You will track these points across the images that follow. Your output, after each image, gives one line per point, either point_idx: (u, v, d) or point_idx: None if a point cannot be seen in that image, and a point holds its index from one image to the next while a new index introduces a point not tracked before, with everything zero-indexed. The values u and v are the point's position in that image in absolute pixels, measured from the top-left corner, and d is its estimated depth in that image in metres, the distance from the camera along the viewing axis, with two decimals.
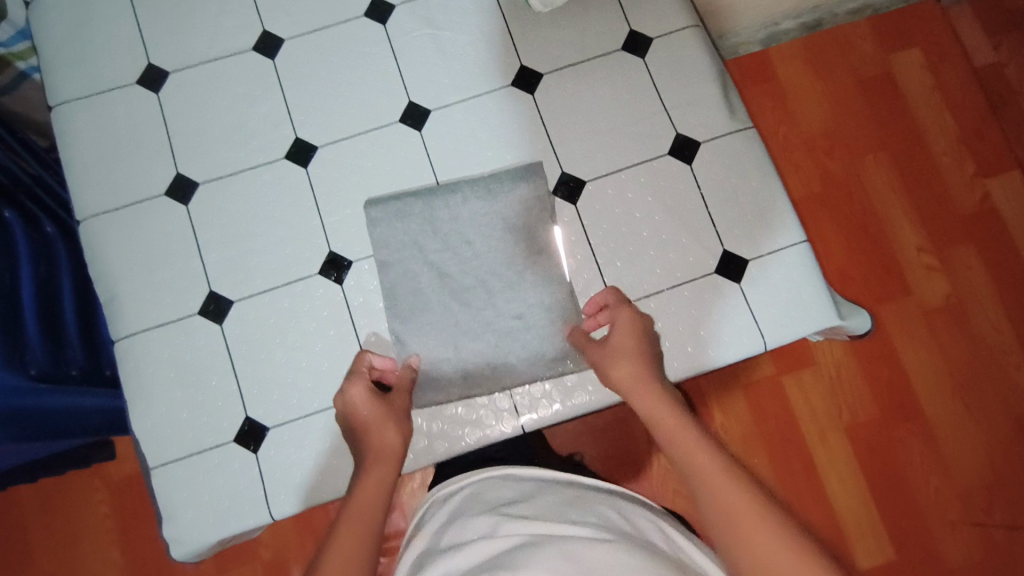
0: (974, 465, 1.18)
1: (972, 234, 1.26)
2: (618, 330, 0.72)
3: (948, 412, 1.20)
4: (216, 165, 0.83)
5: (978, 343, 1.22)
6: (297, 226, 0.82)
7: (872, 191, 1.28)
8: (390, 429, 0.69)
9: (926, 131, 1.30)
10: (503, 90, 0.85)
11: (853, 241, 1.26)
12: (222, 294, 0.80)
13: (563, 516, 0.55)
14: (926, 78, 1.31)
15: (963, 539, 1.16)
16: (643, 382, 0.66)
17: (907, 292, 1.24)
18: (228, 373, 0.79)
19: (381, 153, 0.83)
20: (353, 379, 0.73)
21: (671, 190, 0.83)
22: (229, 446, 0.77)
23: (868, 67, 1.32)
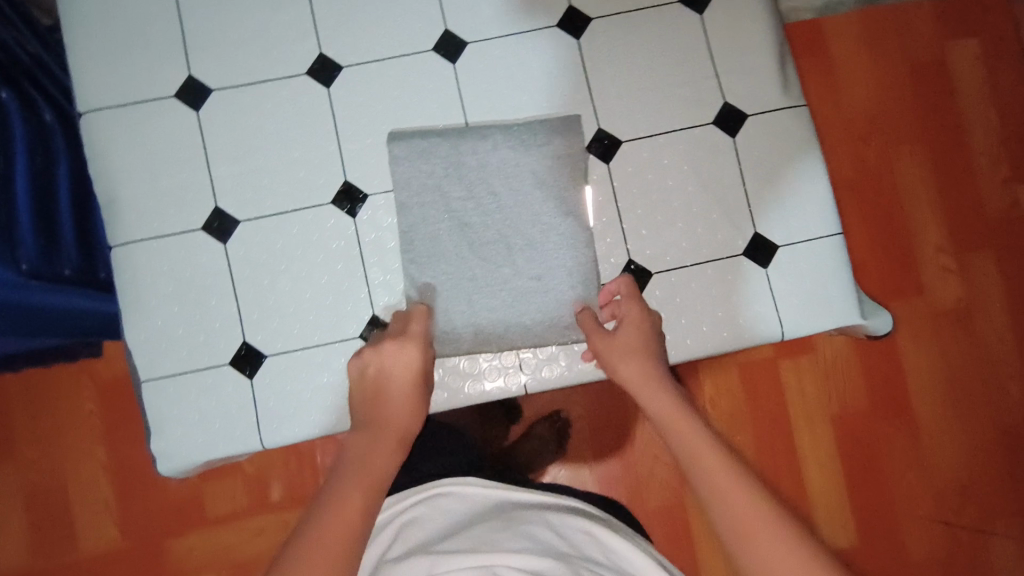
0: (952, 467, 1.19)
1: (995, 241, 1.23)
2: (625, 325, 0.70)
3: (936, 413, 1.20)
4: (232, 73, 0.77)
5: (977, 350, 1.21)
6: (313, 150, 0.77)
7: (903, 183, 1.23)
8: (420, 400, 0.68)
9: (968, 127, 1.24)
10: (547, 31, 0.79)
11: (875, 231, 1.22)
12: (228, 212, 0.76)
13: (501, 543, 0.65)
14: (978, 74, 1.25)
15: (928, 535, 1.18)
16: (649, 382, 0.67)
17: (919, 290, 1.21)
18: (229, 295, 0.76)
19: (410, 83, 0.78)
20: (416, 324, 0.71)
21: (710, 163, 0.79)
22: (225, 368, 0.76)
23: (923, 51, 1.24)
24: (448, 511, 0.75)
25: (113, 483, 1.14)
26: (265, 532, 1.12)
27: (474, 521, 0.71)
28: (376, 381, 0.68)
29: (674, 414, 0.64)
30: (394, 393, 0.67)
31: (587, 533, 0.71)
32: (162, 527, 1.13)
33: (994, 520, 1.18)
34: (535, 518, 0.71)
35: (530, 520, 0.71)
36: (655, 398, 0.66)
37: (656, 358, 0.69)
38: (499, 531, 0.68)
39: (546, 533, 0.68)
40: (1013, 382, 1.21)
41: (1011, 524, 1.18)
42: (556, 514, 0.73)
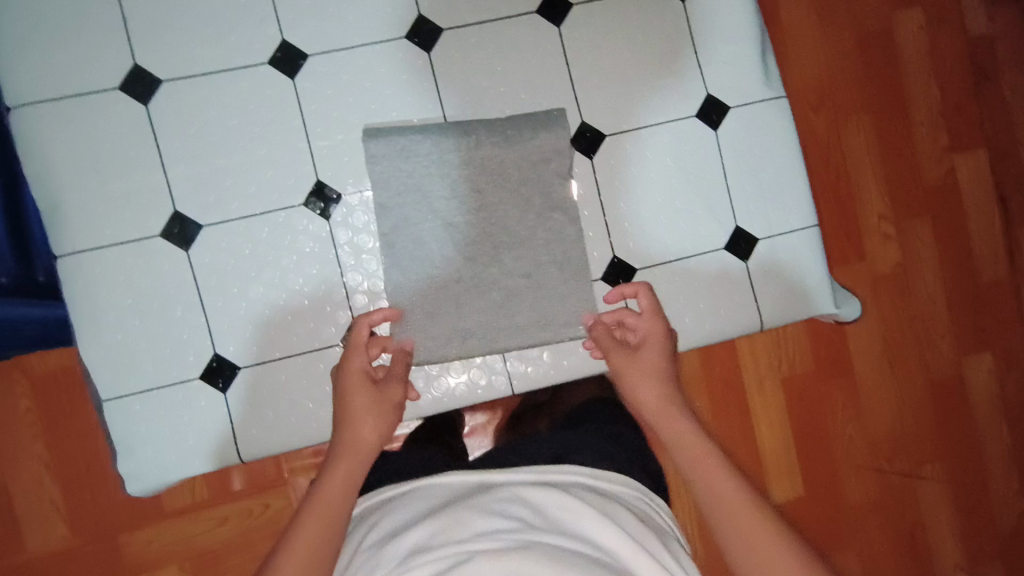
0: (889, 423, 1.17)
1: (933, 205, 1.18)
2: (648, 347, 0.69)
3: (875, 373, 1.17)
4: (184, 61, 0.70)
5: (915, 312, 1.18)
6: (280, 147, 0.72)
7: (850, 153, 1.16)
8: (373, 420, 0.65)
9: (913, 95, 1.17)
10: (526, 18, 0.75)
11: (821, 199, 1.16)
12: (189, 215, 0.71)
13: (462, 538, 0.54)
14: (923, 44, 1.18)
15: (864, 483, 1.17)
16: (663, 405, 0.65)
17: (861, 257, 1.16)
18: (194, 305, 0.71)
19: (383, 73, 0.73)
20: (356, 350, 0.67)
21: (693, 157, 0.78)
22: (195, 382, 0.71)
23: (870, 20, 1.16)
24: (419, 499, 0.64)
25: (60, 486, 0.93)
26: (228, 522, 0.95)
27: (442, 509, 0.60)
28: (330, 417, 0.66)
29: (680, 429, 0.63)
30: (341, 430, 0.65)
31: (573, 511, 0.58)
32: (105, 526, 0.94)
33: (922, 465, 1.18)
34: (509, 497, 0.60)
35: (505, 506, 0.59)
36: (674, 422, 0.64)
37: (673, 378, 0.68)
38: (461, 522, 0.56)
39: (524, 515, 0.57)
40: (946, 341, 1.19)
41: (939, 470, 1.19)
42: (535, 493, 0.61)
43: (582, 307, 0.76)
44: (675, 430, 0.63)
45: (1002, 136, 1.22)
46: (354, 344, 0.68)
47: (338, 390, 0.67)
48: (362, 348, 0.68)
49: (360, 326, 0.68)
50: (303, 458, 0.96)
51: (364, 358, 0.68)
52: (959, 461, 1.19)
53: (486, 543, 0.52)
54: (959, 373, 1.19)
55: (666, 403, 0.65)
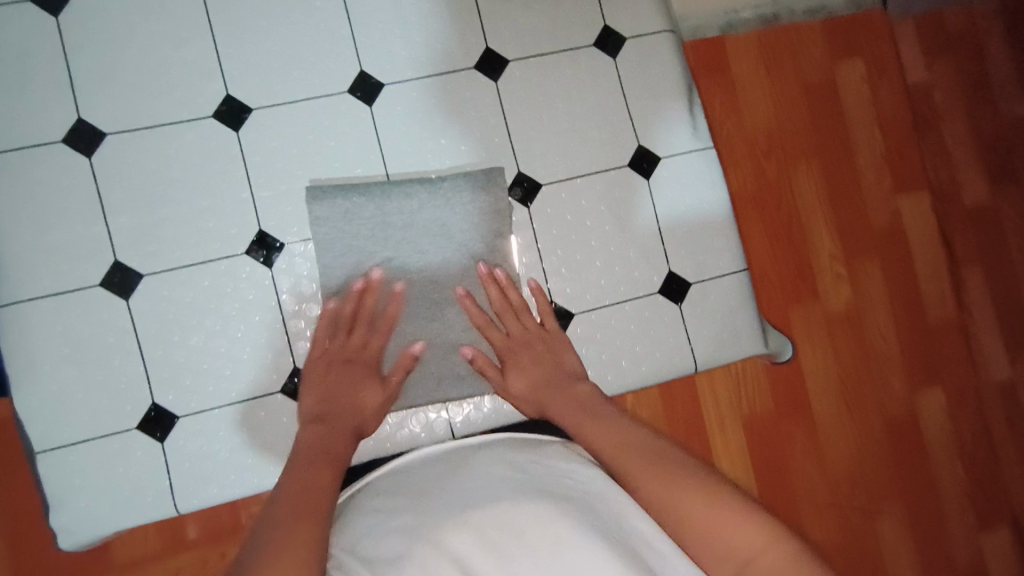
0: (845, 458, 1.19)
1: (881, 246, 1.22)
2: (515, 368, 0.76)
3: (832, 411, 1.18)
4: (129, 115, 0.72)
5: (867, 349, 1.20)
6: (223, 198, 0.74)
7: (801, 196, 1.19)
8: (372, 400, 0.73)
9: (856, 140, 1.22)
10: (465, 73, 0.79)
11: (776, 241, 1.18)
12: (130, 266, 0.72)
13: (451, 492, 0.61)
14: (864, 93, 1.23)
15: (825, 522, 1.17)
16: (538, 395, 0.74)
17: (815, 296, 1.18)
18: (134, 354, 0.72)
19: (326, 127, 0.76)
20: (375, 337, 0.75)
21: (626, 206, 0.81)
22: (132, 433, 0.71)
23: (814, 71, 1.21)
24: (402, 463, 0.69)
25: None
26: None
27: (425, 476, 0.65)
28: (324, 385, 0.73)
29: (580, 416, 0.70)
30: (342, 399, 0.72)
31: (552, 462, 0.65)
32: None
33: (880, 502, 1.20)
34: (486, 456, 0.66)
35: (491, 460, 0.65)
36: (564, 406, 0.72)
37: (549, 365, 0.76)
38: (449, 480, 0.63)
39: (501, 468, 0.63)
40: (897, 377, 1.22)
41: (895, 505, 1.20)
42: (515, 449, 0.67)
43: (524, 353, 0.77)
44: (566, 411, 0.71)
45: (945, 180, 1.30)
46: (365, 319, 0.75)
47: (343, 362, 0.74)
48: (383, 338, 0.75)
49: (371, 304, 0.75)
50: (259, 502, 0.91)
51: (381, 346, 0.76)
52: (914, 496, 1.22)
53: (474, 497, 0.59)
54: (913, 408, 1.23)
55: (541, 392, 0.74)
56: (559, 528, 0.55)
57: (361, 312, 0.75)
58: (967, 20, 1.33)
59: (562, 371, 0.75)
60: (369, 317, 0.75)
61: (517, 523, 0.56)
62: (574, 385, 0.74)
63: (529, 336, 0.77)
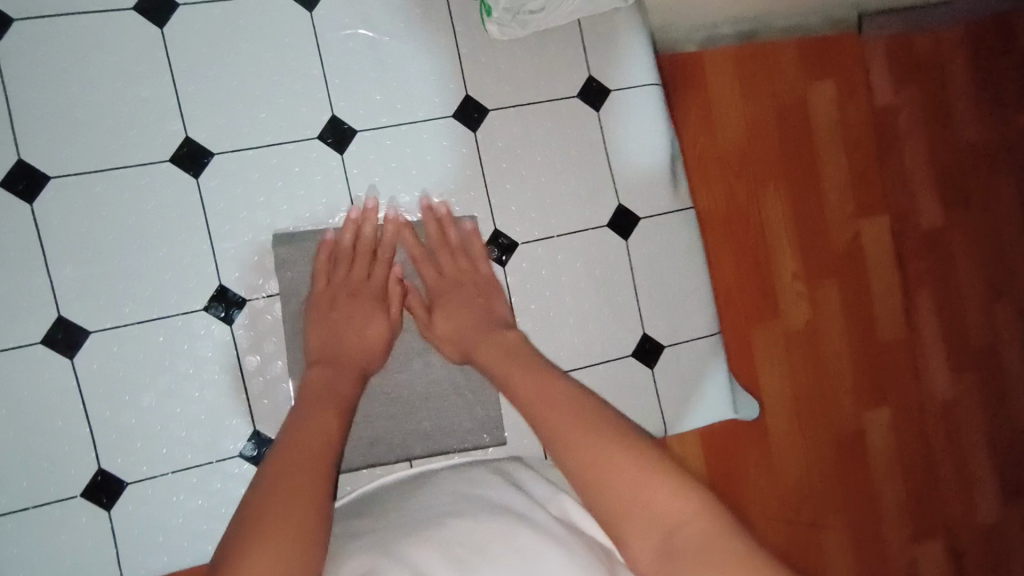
0: (796, 475, 1.05)
1: (840, 269, 1.08)
2: (442, 310, 0.73)
3: (789, 426, 1.04)
4: (76, 157, 0.67)
5: (824, 369, 1.06)
6: (180, 249, 0.69)
7: (768, 218, 1.04)
8: (377, 330, 0.71)
9: (823, 164, 1.07)
10: (442, 121, 0.75)
11: (742, 256, 1.03)
12: (75, 323, 0.67)
13: (419, 510, 0.57)
14: (835, 119, 1.08)
15: (774, 532, 1.04)
16: (461, 338, 0.72)
17: (775, 312, 1.03)
18: (78, 416, 0.67)
19: (295, 176, 0.72)
20: (380, 268, 0.74)
21: (603, 265, 0.80)
22: (75, 501, 0.67)
23: (788, 92, 1.05)
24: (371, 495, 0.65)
25: None
26: None
27: (396, 499, 0.62)
28: (328, 322, 0.70)
29: (509, 364, 0.67)
30: (348, 337, 0.69)
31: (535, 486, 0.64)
32: None
33: (828, 513, 1.07)
34: (451, 478, 0.64)
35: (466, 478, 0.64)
36: (496, 354, 0.69)
37: (478, 308, 0.73)
38: (418, 500, 0.60)
39: (468, 486, 0.61)
40: (855, 403, 1.09)
41: (844, 517, 1.08)
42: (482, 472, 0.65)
43: (489, 413, 0.77)
44: (495, 360, 0.68)
45: (903, 206, 1.15)
46: (365, 251, 0.73)
47: (349, 293, 0.71)
48: (386, 271, 0.74)
49: (371, 232, 0.73)
50: None
51: (383, 281, 0.74)
52: (863, 510, 1.09)
53: (441, 510, 0.56)
54: (855, 418, 1.09)
55: (465, 336, 0.71)
56: (528, 537, 0.52)
57: (363, 241, 0.72)
58: (932, 41, 1.16)
59: (490, 318, 0.72)
60: (370, 246, 0.73)
61: (489, 529, 0.53)
62: (502, 333, 0.71)
63: (465, 276, 0.74)
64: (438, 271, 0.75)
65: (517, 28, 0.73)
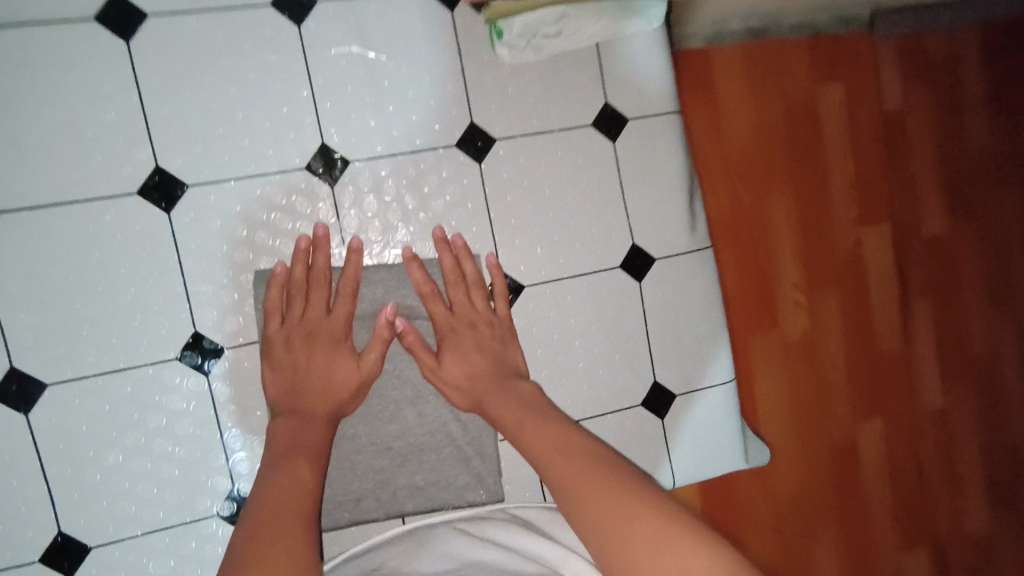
0: (791, 493, 0.94)
1: (842, 278, 0.96)
2: (451, 351, 0.66)
3: (785, 444, 0.93)
4: (31, 188, 0.59)
5: (823, 386, 0.95)
6: (150, 291, 0.62)
7: (769, 223, 0.91)
8: (348, 373, 0.63)
9: (828, 164, 0.95)
10: (444, 151, 0.69)
11: (740, 264, 0.90)
12: (31, 373, 0.60)
13: None
14: (843, 115, 0.96)
15: (765, 551, 0.94)
16: (473, 385, 0.64)
17: (772, 326, 0.91)
18: (35, 475, 0.61)
19: (279, 210, 0.65)
20: (342, 302, 0.64)
21: (615, 309, 0.74)
22: (33, 566, 0.61)
23: (794, 85, 0.92)
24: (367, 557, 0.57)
25: None
26: None
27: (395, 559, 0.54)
28: (298, 366, 0.62)
29: (520, 414, 0.60)
30: (313, 382, 0.62)
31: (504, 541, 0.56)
32: None
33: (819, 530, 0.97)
34: (444, 543, 0.56)
35: (430, 549, 0.56)
36: (505, 403, 0.62)
37: (490, 352, 0.66)
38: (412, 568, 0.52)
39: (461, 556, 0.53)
40: (855, 423, 0.98)
41: (837, 535, 0.98)
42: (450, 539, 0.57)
43: (486, 465, 0.71)
44: (502, 408, 0.61)
45: (911, 214, 1.02)
46: (321, 284, 0.64)
47: (307, 334, 0.63)
48: (350, 305, 0.65)
49: (325, 264, 0.64)
50: None
51: (347, 317, 0.64)
52: (858, 532, 0.99)
53: None
54: (852, 432, 0.98)
55: (475, 382, 0.64)
56: None
57: (316, 273, 0.64)
58: (947, 39, 1.04)
59: (502, 364, 0.65)
60: (325, 278, 0.64)
61: None
62: (516, 382, 0.64)
63: (476, 317, 0.67)
64: (445, 305, 0.67)
65: (529, 53, 0.67)
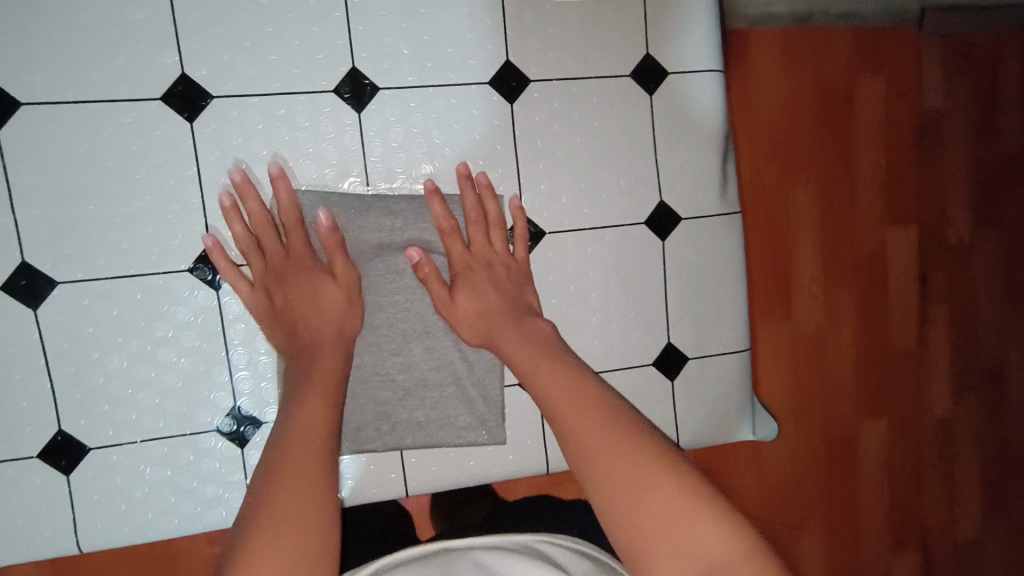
0: (785, 482, 0.91)
1: (866, 273, 0.91)
2: (466, 290, 0.64)
3: (784, 432, 0.90)
4: (53, 82, 0.58)
5: (832, 381, 0.91)
6: (166, 200, 0.61)
7: (795, 207, 0.86)
8: (334, 295, 0.62)
9: (865, 152, 0.89)
10: (476, 87, 0.67)
11: (760, 246, 0.86)
12: (41, 268, 0.59)
13: None
14: (887, 103, 0.90)
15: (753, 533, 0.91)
16: (484, 322, 0.63)
17: (786, 313, 0.87)
18: (39, 372, 0.61)
19: (303, 130, 0.63)
20: (291, 233, 0.62)
21: (636, 266, 0.72)
22: (31, 461, 0.61)
23: (837, 68, 0.86)
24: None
25: None
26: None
27: None
28: (288, 312, 0.62)
29: (533, 355, 0.58)
30: (308, 314, 0.62)
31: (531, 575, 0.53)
32: None
33: (812, 521, 0.93)
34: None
35: None
36: (513, 339, 0.61)
37: (505, 293, 0.64)
38: None
39: None
40: (863, 422, 0.94)
41: (832, 531, 0.94)
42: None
43: (489, 408, 0.70)
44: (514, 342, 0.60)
45: (934, 215, 0.97)
46: (266, 226, 0.62)
47: (281, 275, 0.63)
48: (299, 228, 0.62)
49: (259, 204, 0.62)
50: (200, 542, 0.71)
51: (304, 242, 0.63)
52: (854, 531, 0.95)
53: None
54: (855, 436, 0.93)
55: (488, 319, 0.63)
56: None
57: (255, 219, 0.62)
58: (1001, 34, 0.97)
59: (517, 304, 0.64)
60: (266, 220, 0.62)
61: None
62: (530, 320, 0.62)
63: (494, 259, 0.66)
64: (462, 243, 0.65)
65: None
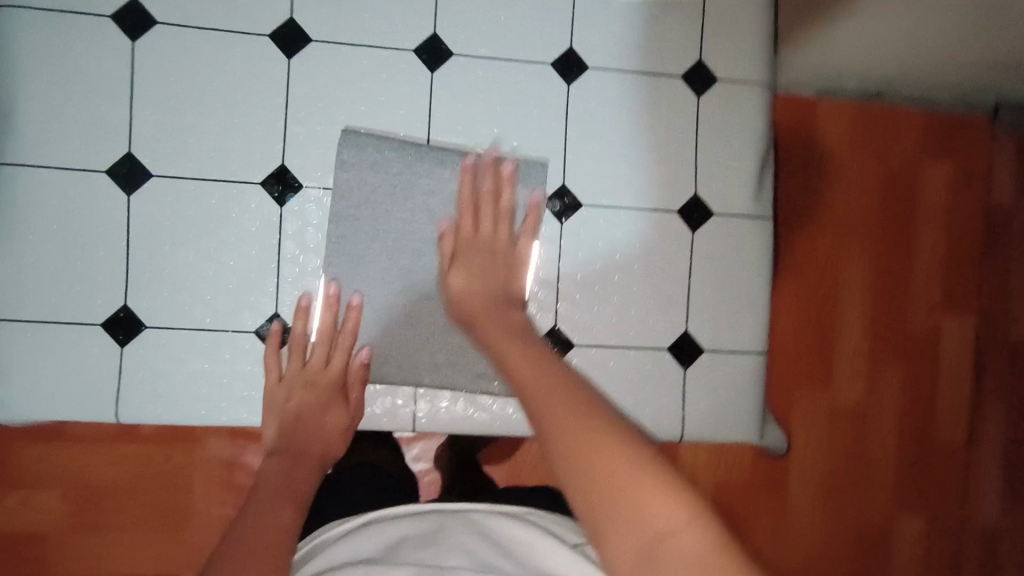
0: (812, 544, 0.94)
1: (909, 358, 0.96)
2: (463, 265, 0.68)
3: (814, 495, 0.93)
4: (185, 10, 0.69)
5: (867, 452, 0.95)
6: (254, 120, 0.70)
7: (846, 280, 0.93)
8: (338, 421, 0.73)
9: (920, 241, 0.95)
10: (539, 66, 0.74)
11: (808, 312, 0.93)
12: (141, 160, 0.69)
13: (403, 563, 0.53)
14: (946, 199, 0.96)
15: None
16: (471, 296, 0.67)
17: (827, 382, 0.93)
18: (119, 251, 0.69)
19: (381, 79, 0.72)
20: (336, 356, 0.72)
21: (663, 252, 0.76)
22: (95, 328, 0.69)
23: (897, 160, 0.94)
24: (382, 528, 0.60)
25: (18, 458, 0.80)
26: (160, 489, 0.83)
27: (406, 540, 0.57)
28: (296, 417, 0.72)
29: (504, 336, 0.62)
30: (309, 433, 0.72)
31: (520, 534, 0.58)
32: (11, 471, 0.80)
33: None
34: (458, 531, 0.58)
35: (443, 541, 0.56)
36: (495, 322, 0.64)
37: (495, 282, 0.68)
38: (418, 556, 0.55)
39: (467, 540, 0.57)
40: (895, 500, 0.96)
41: None
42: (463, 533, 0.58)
43: None
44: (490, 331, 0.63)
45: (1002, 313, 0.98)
46: (322, 338, 0.72)
47: (306, 385, 0.72)
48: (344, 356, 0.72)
49: (330, 319, 0.71)
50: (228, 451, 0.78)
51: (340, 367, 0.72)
52: None
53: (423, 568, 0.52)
54: (886, 509, 0.96)
55: (478, 296, 0.67)
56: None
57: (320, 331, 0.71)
58: None
59: (505, 296, 0.68)
60: (328, 335, 0.72)
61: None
62: (509, 311, 0.66)
63: (499, 243, 0.71)
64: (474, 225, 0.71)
65: None
